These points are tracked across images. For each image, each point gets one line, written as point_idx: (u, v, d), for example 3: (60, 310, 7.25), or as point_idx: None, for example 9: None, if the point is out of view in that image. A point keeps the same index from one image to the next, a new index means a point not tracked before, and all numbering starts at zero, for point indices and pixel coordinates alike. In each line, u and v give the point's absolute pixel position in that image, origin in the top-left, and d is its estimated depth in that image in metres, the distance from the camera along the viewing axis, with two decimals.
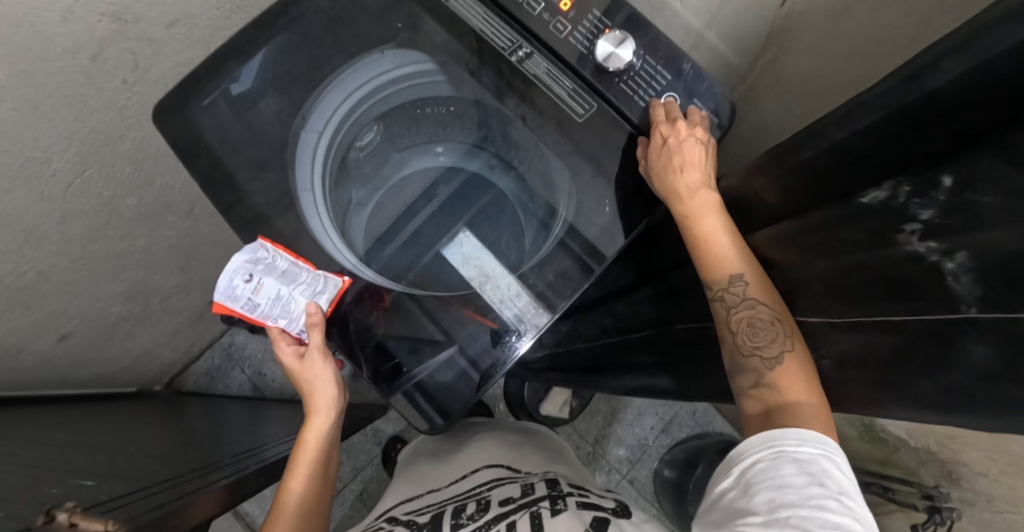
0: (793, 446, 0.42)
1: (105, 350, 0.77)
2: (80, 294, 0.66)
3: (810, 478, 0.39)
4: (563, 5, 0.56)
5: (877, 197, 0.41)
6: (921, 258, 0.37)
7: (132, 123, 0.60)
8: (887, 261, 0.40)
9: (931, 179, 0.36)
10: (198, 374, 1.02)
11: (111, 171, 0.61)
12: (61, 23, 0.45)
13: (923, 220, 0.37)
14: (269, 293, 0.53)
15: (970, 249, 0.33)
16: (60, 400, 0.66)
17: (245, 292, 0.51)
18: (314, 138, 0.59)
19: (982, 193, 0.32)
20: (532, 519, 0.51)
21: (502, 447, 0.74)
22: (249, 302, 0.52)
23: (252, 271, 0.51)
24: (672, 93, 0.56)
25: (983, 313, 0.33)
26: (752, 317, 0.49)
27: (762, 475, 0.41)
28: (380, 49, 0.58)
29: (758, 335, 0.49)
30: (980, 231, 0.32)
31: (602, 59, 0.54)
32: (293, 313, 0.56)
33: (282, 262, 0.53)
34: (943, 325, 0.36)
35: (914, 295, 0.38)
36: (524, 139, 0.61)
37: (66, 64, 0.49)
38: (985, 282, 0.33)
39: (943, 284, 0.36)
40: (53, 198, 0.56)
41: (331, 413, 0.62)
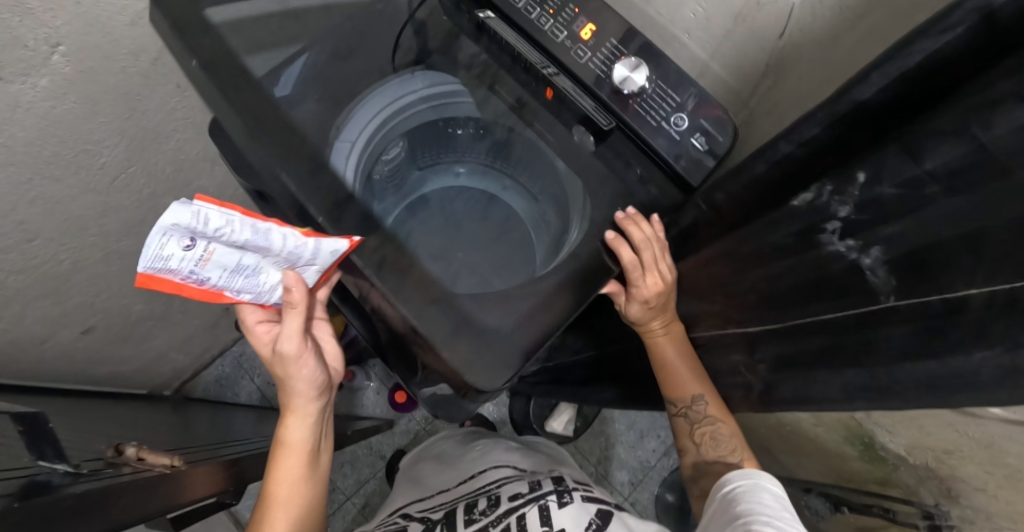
0: (767, 481, 0.52)
1: (122, 349, 0.77)
2: (108, 289, 0.68)
3: (780, 504, 0.49)
4: (584, 33, 0.59)
5: (805, 199, 0.47)
6: (845, 256, 0.44)
7: (180, 124, 0.63)
8: (820, 261, 0.47)
9: (848, 178, 0.42)
10: (208, 381, 1.01)
11: (153, 168, 0.64)
12: (130, 27, 0.50)
13: (842, 218, 0.44)
14: (229, 261, 0.37)
15: (882, 243, 0.40)
16: (73, 396, 0.65)
17: (185, 264, 0.34)
18: (346, 149, 0.58)
19: (888, 187, 0.38)
20: (541, 511, 0.51)
21: (508, 454, 0.74)
22: (194, 275, 0.36)
23: (192, 237, 0.33)
24: (682, 114, 0.58)
25: (900, 300, 0.39)
26: (711, 431, 0.63)
27: (744, 494, 0.51)
28: (410, 70, 0.63)
29: (717, 445, 0.63)
30: (888, 224, 0.39)
31: (618, 82, 0.58)
32: (262, 284, 0.42)
33: (248, 230, 0.35)
34: (870, 315, 0.42)
35: (839, 293, 0.45)
36: (541, 156, 0.67)
37: (128, 65, 0.53)
38: (897, 273, 0.39)
39: (864, 280, 0.42)
40: (97, 191, 0.58)
41: (316, 406, 0.56)
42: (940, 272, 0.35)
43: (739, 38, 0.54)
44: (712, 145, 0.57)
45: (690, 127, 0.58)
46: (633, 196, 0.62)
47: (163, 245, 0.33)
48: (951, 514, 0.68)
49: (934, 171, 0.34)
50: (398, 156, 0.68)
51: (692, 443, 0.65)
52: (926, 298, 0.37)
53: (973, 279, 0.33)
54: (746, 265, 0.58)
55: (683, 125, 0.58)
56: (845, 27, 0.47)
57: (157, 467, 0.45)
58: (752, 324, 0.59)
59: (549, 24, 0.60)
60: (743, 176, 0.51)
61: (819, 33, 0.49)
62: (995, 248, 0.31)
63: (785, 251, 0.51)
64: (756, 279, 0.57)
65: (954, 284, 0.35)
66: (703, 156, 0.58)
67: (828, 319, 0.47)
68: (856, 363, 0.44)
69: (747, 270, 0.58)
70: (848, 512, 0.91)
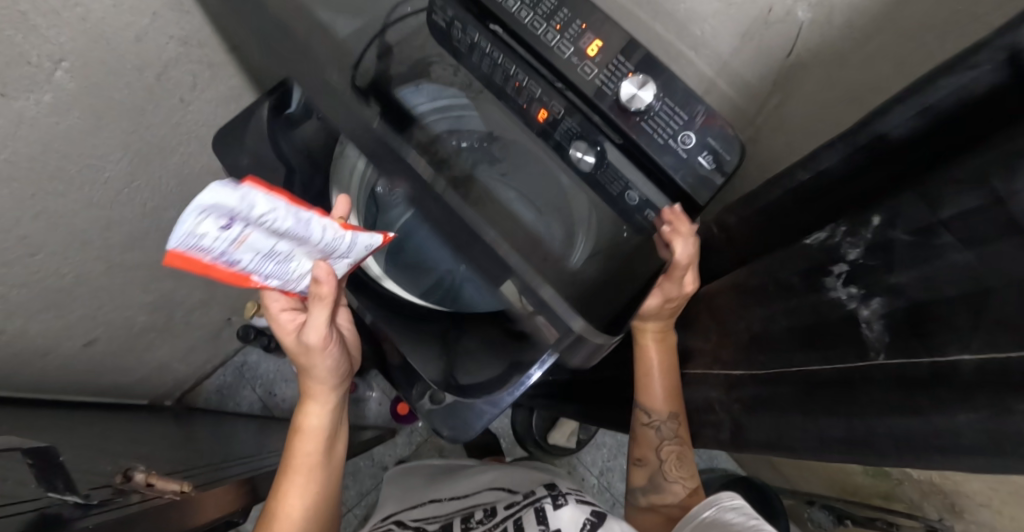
0: (728, 499, 0.53)
1: (124, 360, 0.77)
2: (112, 300, 0.68)
3: (746, 517, 0.49)
4: (590, 49, 0.56)
5: (817, 238, 0.49)
6: (845, 305, 0.44)
7: (184, 138, 0.64)
8: (820, 306, 0.47)
9: (863, 221, 0.44)
10: (209, 391, 1.01)
11: (158, 182, 0.64)
12: (135, 42, 0.50)
13: (851, 260, 0.45)
14: (267, 247, 0.34)
15: (884, 295, 0.40)
16: (76, 408, 0.65)
17: (220, 246, 0.31)
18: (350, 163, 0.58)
19: (903, 232, 0.39)
20: (537, 514, 0.50)
21: (501, 474, 0.71)
22: (225, 258, 0.32)
23: (232, 220, 0.29)
24: (688, 134, 0.57)
25: (889, 359, 0.39)
26: (677, 452, 0.66)
27: (715, 519, 0.50)
28: (414, 83, 0.62)
29: (678, 467, 0.66)
30: (895, 272, 0.40)
31: (625, 100, 0.56)
32: (292, 272, 0.40)
33: (299, 214, 0.33)
34: (855, 374, 0.42)
35: (832, 343, 0.45)
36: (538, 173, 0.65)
37: (133, 80, 0.53)
38: (892, 328, 0.39)
39: (859, 332, 0.42)
40: (101, 204, 0.58)
41: (335, 394, 0.57)
42: (938, 332, 0.35)
43: (747, 54, 0.54)
44: (716, 166, 0.56)
45: (697, 146, 0.56)
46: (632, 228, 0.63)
47: (199, 229, 0.29)
48: (957, 529, 0.69)
49: (948, 220, 0.35)
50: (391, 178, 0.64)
51: (655, 457, 0.67)
52: (917, 360, 0.36)
53: (969, 344, 0.32)
54: (745, 306, 0.59)
55: (689, 144, 0.57)
56: (853, 48, 0.47)
57: (167, 493, 0.45)
58: (736, 368, 0.58)
59: (554, 40, 0.56)
60: (755, 204, 0.52)
61: (828, 53, 0.49)
62: (997, 310, 0.31)
63: (787, 291, 0.52)
64: (750, 321, 0.57)
65: (947, 348, 0.34)
66: (696, 185, 0.57)
67: (813, 371, 0.47)
68: (831, 418, 0.43)
69: (745, 308, 0.59)
70: (851, 524, 0.90)
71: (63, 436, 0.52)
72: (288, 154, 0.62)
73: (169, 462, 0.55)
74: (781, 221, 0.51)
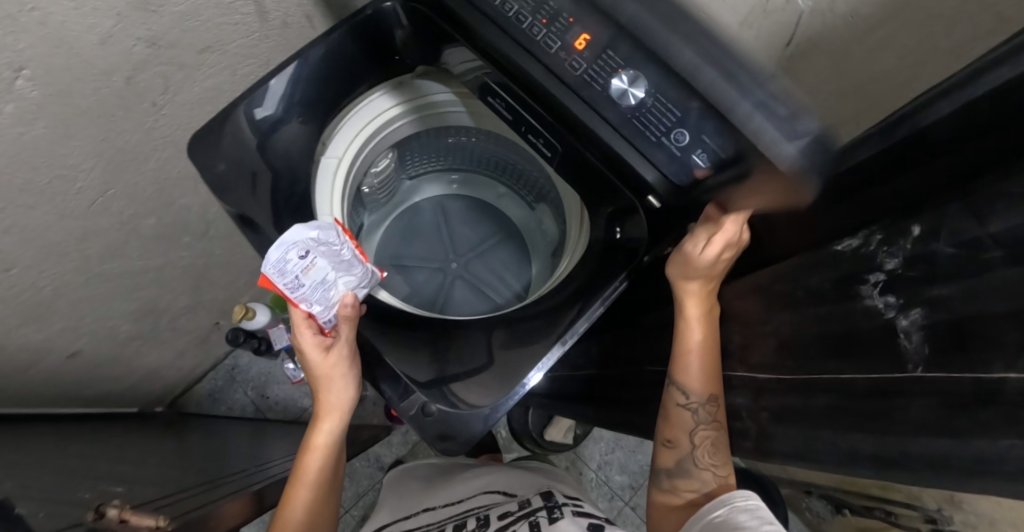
0: (741, 499, 0.51)
1: (112, 369, 0.77)
2: (94, 310, 0.67)
3: (760, 520, 0.48)
4: (579, 41, 0.50)
5: (850, 244, 0.47)
6: (880, 313, 0.43)
7: (159, 144, 0.62)
8: (853, 314, 0.46)
9: (903, 231, 0.41)
10: (201, 395, 1.01)
11: (134, 191, 0.63)
12: (99, 46, 0.48)
13: (888, 269, 0.43)
14: (318, 275, 0.52)
15: (925, 305, 0.38)
16: (63, 421, 0.65)
17: (296, 268, 0.50)
18: (334, 163, 0.67)
19: (946, 245, 0.37)
20: (530, 527, 0.49)
21: (495, 481, 0.71)
22: (295, 280, 0.50)
23: (309, 248, 0.50)
24: (683, 131, 0.50)
25: (926, 373, 0.38)
26: (712, 438, 0.60)
27: (723, 521, 0.50)
28: (398, 79, 0.67)
29: (712, 453, 0.60)
30: (937, 284, 0.37)
31: (613, 96, 0.51)
32: (330, 300, 0.55)
33: (347, 249, 0.53)
34: (892, 387, 0.41)
35: (867, 352, 0.44)
36: (523, 157, 0.77)
37: (100, 85, 0.50)
38: (931, 340, 0.38)
39: (897, 344, 0.41)
40: (76, 216, 0.57)
41: (347, 417, 0.63)
42: (982, 348, 0.33)
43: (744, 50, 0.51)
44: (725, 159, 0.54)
45: (690, 144, 0.50)
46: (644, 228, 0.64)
47: (285, 252, 0.49)
48: (954, 519, 0.68)
49: (997, 235, 0.33)
50: (386, 165, 0.77)
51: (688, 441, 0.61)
52: (959, 375, 0.35)
53: (1014, 362, 0.31)
54: (772, 310, 0.58)
55: (684, 141, 0.51)
56: (857, 38, 0.44)
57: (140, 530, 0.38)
58: (762, 372, 0.59)
59: (540, 35, 0.52)
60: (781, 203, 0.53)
61: (832, 43, 0.46)
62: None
63: (817, 297, 0.51)
64: (777, 327, 0.57)
65: (992, 365, 0.32)
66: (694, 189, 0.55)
67: (847, 380, 0.45)
68: (864, 434, 0.42)
69: (774, 312, 0.58)
70: (849, 513, 0.90)
71: (49, 453, 0.51)
72: (267, 162, 0.60)
73: (160, 479, 0.54)
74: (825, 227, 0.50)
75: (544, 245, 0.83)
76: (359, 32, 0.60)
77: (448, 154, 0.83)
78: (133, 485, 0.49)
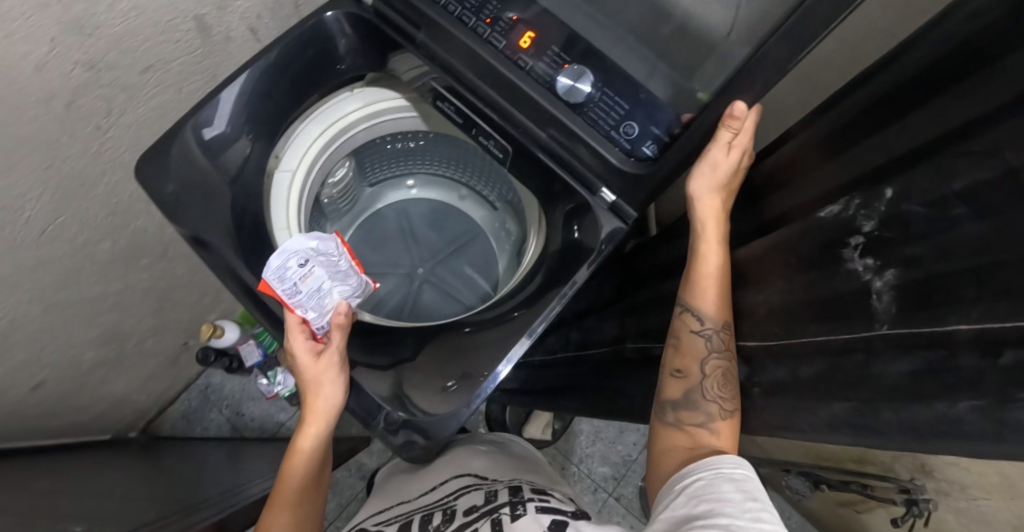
0: (730, 468, 0.45)
1: (77, 398, 0.78)
2: (54, 340, 0.67)
3: (746, 495, 0.41)
4: (524, 42, 0.57)
5: (832, 211, 0.46)
6: (859, 275, 0.42)
7: (106, 168, 0.61)
8: (835, 280, 0.45)
9: (876, 193, 0.42)
10: (175, 417, 1.01)
11: (85, 216, 0.62)
12: (35, 73, 0.47)
13: (865, 232, 0.42)
14: (314, 282, 0.58)
15: (897, 265, 0.38)
16: (27, 456, 0.64)
17: (293, 275, 0.57)
18: (288, 176, 0.67)
19: (917, 204, 0.37)
20: (492, 526, 0.47)
21: (473, 458, 0.66)
22: (293, 286, 0.57)
23: (308, 258, 0.58)
24: (632, 121, 0.57)
25: (892, 329, 0.38)
26: (724, 368, 0.55)
27: (704, 489, 0.44)
28: (349, 88, 0.68)
29: (721, 385, 0.54)
30: (910, 243, 0.37)
31: (561, 92, 0.57)
32: (326, 307, 0.60)
33: (342, 261, 0.61)
34: (857, 347, 0.41)
35: (843, 316, 0.43)
36: (480, 159, 0.79)
37: (40, 113, 0.50)
38: (900, 299, 0.38)
39: (869, 304, 0.40)
40: (25, 245, 0.56)
41: (332, 421, 0.62)
42: (945, 303, 0.34)
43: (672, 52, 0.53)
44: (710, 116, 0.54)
45: (640, 136, 0.58)
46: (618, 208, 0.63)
47: (286, 261, 0.57)
48: (928, 488, 0.69)
49: (964, 192, 0.33)
50: (345, 173, 0.77)
51: (697, 370, 0.55)
52: (918, 330, 0.35)
53: (969, 315, 0.32)
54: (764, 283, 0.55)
55: (633, 134, 0.58)
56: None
57: None
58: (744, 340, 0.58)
59: (486, 34, 0.58)
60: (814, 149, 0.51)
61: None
62: (1001, 283, 0.30)
63: (798, 266, 0.50)
64: (768, 296, 0.54)
65: (948, 319, 0.33)
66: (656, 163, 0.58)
67: (821, 343, 0.45)
68: (839, 401, 0.42)
69: (766, 282, 0.55)
70: (827, 488, 0.90)
71: (9, 493, 0.50)
72: (218, 179, 0.60)
73: (126, 513, 0.54)
74: (819, 192, 0.50)
75: (508, 243, 0.84)
76: (310, 42, 0.61)
77: (406, 159, 0.84)
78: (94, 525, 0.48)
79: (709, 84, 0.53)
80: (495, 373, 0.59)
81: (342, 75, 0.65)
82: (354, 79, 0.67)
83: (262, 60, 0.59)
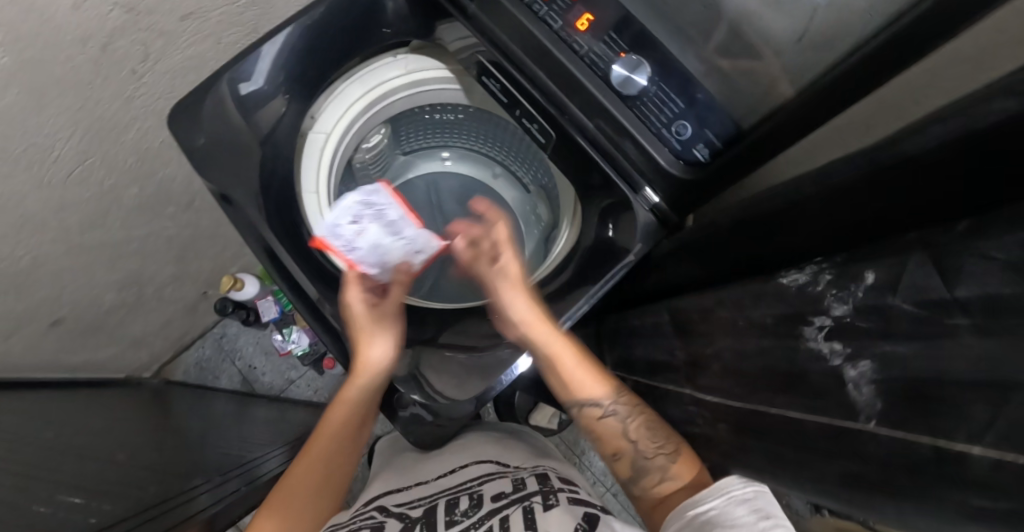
0: (739, 486, 0.43)
1: (95, 337, 0.80)
2: (74, 281, 0.68)
3: (760, 515, 0.40)
4: (580, 24, 0.53)
5: (798, 280, 0.43)
6: (827, 357, 0.37)
7: (139, 114, 0.60)
8: (797, 350, 0.40)
9: (853, 276, 0.36)
10: (188, 363, 1.03)
11: (114, 160, 0.61)
12: (72, 11, 0.45)
13: (836, 314, 0.37)
14: (369, 238, 0.58)
15: (875, 359, 0.32)
16: (42, 394, 0.66)
17: (349, 231, 0.57)
18: (322, 139, 0.64)
19: (906, 302, 0.30)
20: (524, 515, 0.45)
21: (489, 445, 0.65)
22: (349, 242, 0.57)
23: (359, 213, 0.56)
24: (684, 121, 0.54)
25: (879, 428, 0.31)
26: (646, 421, 0.55)
27: (719, 517, 0.42)
28: (392, 53, 0.64)
29: (654, 436, 0.54)
30: (892, 341, 0.31)
31: (617, 84, 0.54)
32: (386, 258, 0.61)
33: (394, 211, 0.58)
34: (834, 435, 0.35)
35: (812, 393, 0.38)
36: (518, 139, 0.76)
37: (74, 53, 0.48)
38: (888, 398, 0.31)
39: (844, 393, 0.34)
40: (52, 185, 0.56)
41: (380, 380, 0.60)
42: (943, 412, 0.26)
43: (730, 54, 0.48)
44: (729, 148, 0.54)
45: (692, 137, 0.55)
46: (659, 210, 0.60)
47: (338, 217, 0.56)
48: None
49: (965, 301, 0.26)
50: (380, 139, 0.75)
51: (625, 442, 0.55)
52: (916, 438, 0.28)
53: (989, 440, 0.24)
54: (716, 332, 0.53)
55: (685, 134, 0.55)
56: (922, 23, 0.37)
57: None
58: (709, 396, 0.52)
59: (542, 11, 0.54)
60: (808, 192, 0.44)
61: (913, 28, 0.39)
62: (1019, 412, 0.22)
63: (760, 330, 0.46)
64: (720, 348, 0.51)
65: (952, 435, 0.25)
66: (705, 169, 0.56)
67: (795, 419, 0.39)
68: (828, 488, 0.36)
69: (715, 336, 0.53)
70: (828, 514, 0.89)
71: (18, 441, 0.51)
72: (249, 138, 0.58)
73: (129, 480, 0.54)
74: (807, 241, 0.44)
75: (538, 229, 0.82)
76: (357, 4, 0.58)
77: (442, 131, 0.81)
78: (98, 495, 0.48)
79: (771, 92, 0.50)
80: (511, 367, 0.61)
81: (386, 40, 0.62)
82: (398, 45, 0.64)
83: (304, 18, 0.56)
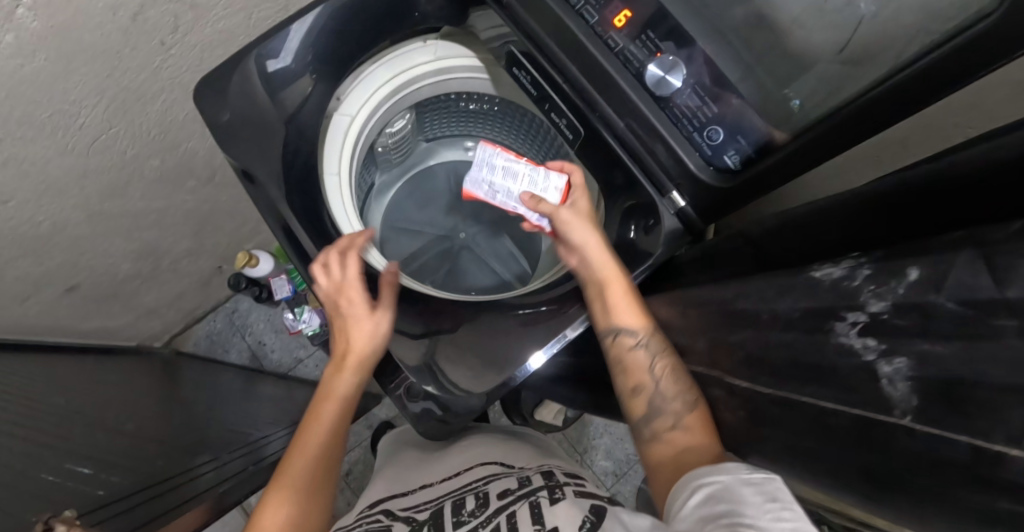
0: (748, 471, 0.38)
1: (110, 304, 0.80)
2: (92, 249, 0.69)
3: (767, 498, 0.35)
4: (619, 20, 0.51)
5: (829, 272, 0.38)
6: (857, 354, 0.34)
7: (165, 85, 0.59)
8: (822, 356, 0.38)
9: (894, 271, 0.32)
10: (200, 335, 1.04)
11: (137, 131, 0.61)
12: None
13: (870, 312, 0.34)
14: (499, 185, 0.65)
15: (912, 357, 0.30)
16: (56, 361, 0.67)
17: (484, 180, 0.66)
18: (346, 121, 0.63)
19: (949, 300, 0.28)
20: (531, 509, 0.45)
21: (494, 446, 0.65)
22: (488, 191, 0.66)
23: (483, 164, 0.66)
24: (716, 127, 0.52)
25: (915, 423, 0.30)
26: (672, 365, 0.56)
27: (722, 498, 0.37)
28: (422, 38, 0.63)
29: (675, 381, 0.55)
30: (929, 339, 0.29)
31: (651, 84, 0.52)
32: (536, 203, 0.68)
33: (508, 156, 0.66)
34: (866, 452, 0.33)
35: (833, 405, 0.36)
36: (544, 133, 0.75)
37: (105, 21, 0.47)
38: (925, 394, 0.29)
39: (877, 388, 0.33)
40: (75, 152, 0.55)
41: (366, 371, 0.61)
42: (978, 415, 0.26)
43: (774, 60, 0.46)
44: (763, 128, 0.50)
45: (724, 144, 0.53)
46: (686, 215, 0.59)
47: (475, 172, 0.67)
48: None
49: (1015, 303, 0.24)
50: (403, 124, 0.74)
51: (650, 379, 0.55)
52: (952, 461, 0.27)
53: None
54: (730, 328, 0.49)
55: (717, 140, 0.53)
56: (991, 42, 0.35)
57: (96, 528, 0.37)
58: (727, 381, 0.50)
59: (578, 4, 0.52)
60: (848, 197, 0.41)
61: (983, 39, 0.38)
62: None
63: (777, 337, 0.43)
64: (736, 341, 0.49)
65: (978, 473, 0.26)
66: (737, 177, 0.54)
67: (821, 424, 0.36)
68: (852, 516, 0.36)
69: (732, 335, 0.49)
70: None
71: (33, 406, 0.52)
72: (274, 117, 0.57)
73: (138, 452, 0.55)
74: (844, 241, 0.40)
75: None
76: None
77: (467, 120, 0.80)
78: (107, 467, 0.49)
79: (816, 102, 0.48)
80: (527, 364, 0.60)
81: (417, 25, 0.60)
82: (428, 30, 0.62)
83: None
